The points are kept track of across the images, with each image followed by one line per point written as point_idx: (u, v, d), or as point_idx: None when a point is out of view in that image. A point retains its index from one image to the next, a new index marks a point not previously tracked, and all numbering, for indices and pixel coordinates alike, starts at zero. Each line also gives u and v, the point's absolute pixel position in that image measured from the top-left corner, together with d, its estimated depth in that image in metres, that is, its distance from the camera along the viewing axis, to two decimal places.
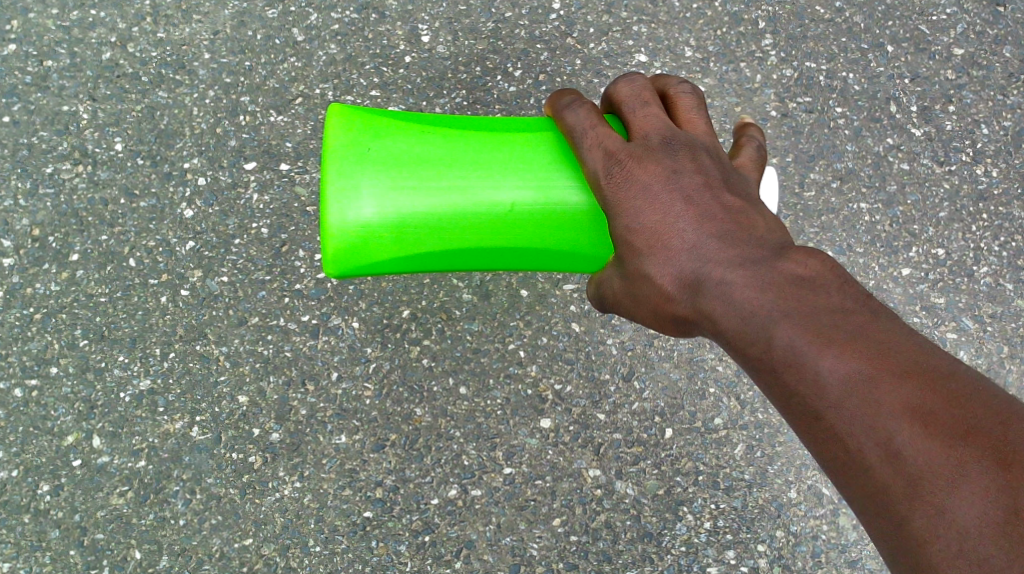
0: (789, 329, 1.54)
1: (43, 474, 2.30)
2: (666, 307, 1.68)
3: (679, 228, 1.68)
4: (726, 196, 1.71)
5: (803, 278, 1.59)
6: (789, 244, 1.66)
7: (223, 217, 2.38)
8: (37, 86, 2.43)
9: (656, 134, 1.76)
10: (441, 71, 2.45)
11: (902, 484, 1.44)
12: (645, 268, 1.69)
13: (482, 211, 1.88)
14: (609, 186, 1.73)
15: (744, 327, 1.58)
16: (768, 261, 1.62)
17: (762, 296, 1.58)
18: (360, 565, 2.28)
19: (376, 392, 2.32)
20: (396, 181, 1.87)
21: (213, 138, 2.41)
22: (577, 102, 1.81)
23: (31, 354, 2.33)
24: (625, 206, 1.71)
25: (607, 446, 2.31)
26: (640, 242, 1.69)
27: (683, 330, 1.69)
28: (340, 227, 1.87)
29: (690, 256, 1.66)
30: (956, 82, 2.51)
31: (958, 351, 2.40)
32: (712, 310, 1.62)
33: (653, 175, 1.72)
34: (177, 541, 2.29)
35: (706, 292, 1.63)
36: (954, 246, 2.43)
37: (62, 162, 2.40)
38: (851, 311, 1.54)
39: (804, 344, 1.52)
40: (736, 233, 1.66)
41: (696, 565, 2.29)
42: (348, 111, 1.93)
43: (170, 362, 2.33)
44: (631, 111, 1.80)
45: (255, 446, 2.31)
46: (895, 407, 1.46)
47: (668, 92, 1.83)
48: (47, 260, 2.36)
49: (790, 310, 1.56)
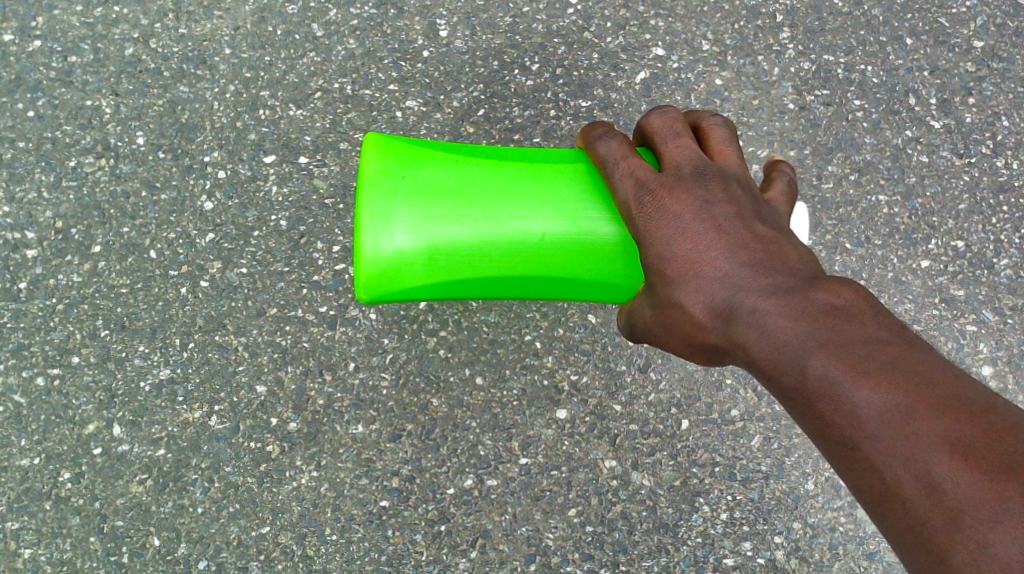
0: (823, 358, 1.53)
1: (65, 462, 2.32)
2: (697, 335, 1.67)
3: (711, 256, 1.67)
4: (758, 225, 1.70)
5: (838, 308, 1.57)
6: (821, 274, 1.65)
7: (242, 209, 2.40)
8: (62, 81, 2.46)
9: (688, 165, 1.76)
10: (459, 65, 2.47)
11: (940, 518, 1.42)
12: (676, 296, 1.68)
13: (513, 241, 1.89)
14: (641, 215, 1.74)
15: (777, 356, 1.57)
16: (801, 290, 1.60)
17: (796, 325, 1.57)
18: (377, 554, 2.30)
19: (393, 382, 2.33)
20: (429, 210, 1.88)
21: (233, 132, 2.43)
22: (609, 133, 1.82)
23: (54, 345, 2.36)
24: (657, 236, 1.71)
25: (623, 437, 2.31)
26: (671, 271, 1.69)
27: (714, 359, 1.68)
28: (372, 254, 1.88)
29: (721, 284, 1.65)
30: (975, 74, 2.49)
31: (977, 343, 2.38)
32: (744, 338, 1.60)
33: (684, 205, 1.71)
34: (195, 529, 2.31)
35: (740, 320, 1.61)
36: (974, 238, 2.42)
37: (85, 156, 2.43)
38: (887, 342, 1.53)
39: (840, 374, 1.51)
40: (768, 262, 1.65)
41: (712, 556, 2.29)
42: (382, 141, 1.94)
43: (189, 352, 2.35)
44: (663, 141, 1.80)
45: (273, 436, 2.32)
46: (933, 440, 1.44)
47: (701, 124, 1.84)
48: (69, 251, 2.39)
49: (824, 340, 1.54)
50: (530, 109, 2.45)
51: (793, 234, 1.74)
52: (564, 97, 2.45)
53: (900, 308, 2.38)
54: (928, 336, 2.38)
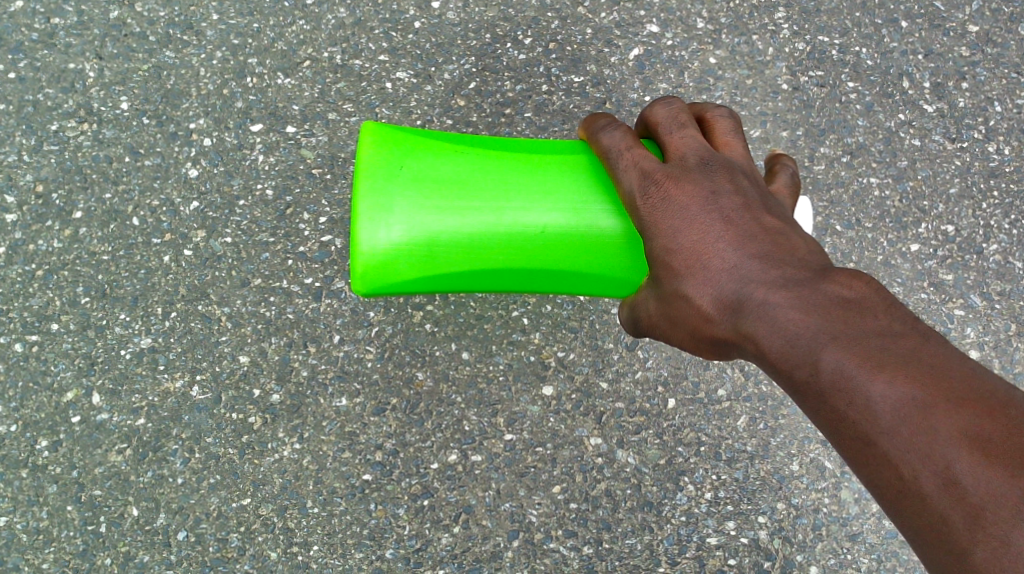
0: (836, 351, 1.52)
1: (42, 429, 2.29)
2: (705, 328, 1.66)
3: (718, 248, 1.67)
4: (766, 217, 1.70)
5: (850, 301, 1.56)
6: (832, 266, 1.63)
7: (227, 177, 2.37)
8: (43, 43, 2.41)
9: (693, 156, 1.76)
10: (452, 36, 2.44)
11: (961, 515, 1.41)
12: (683, 288, 1.68)
13: (514, 233, 1.86)
14: (645, 206, 1.73)
15: (789, 349, 1.55)
16: (812, 282, 1.59)
17: (808, 318, 1.56)
18: (359, 527, 2.27)
19: (378, 355, 2.30)
20: (429, 200, 1.86)
21: (220, 99, 2.40)
22: (613, 125, 1.82)
23: (33, 311, 2.32)
24: (662, 227, 1.71)
25: (609, 415, 2.30)
26: (678, 263, 1.69)
27: (722, 353, 1.66)
28: (371, 246, 1.86)
29: (730, 276, 1.64)
30: (970, 58, 2.49)
31: (964, 328, 2.38)
32: (755, 332, 1.59)
33: (690, 196, 1.71)
34: (175, 499, 2.27)
35: (749, 312, 1.60)
36: (964, 223, 2.41)
37: (67, 120, 2.39)
38: (901, 335, 1.51)
39: (853, 368, 1.50)
40: (777, 254, 1.64)
41: (695, 535, 2.28)
42: (380, 130, 1.92)
43: (171, 321, 2.32)
44: (668, 133, 1.79)
45: (256, 407, 2.29)
46: (951, 435, 1.43)
47: (705, 116, 1.83)
48: (50, 217, 2.35)
49: (837, 333, 1.53)
50: (522, 83, 2.42)
51: (799, 227, 1.74)
52: (557, 72, 2.43)
53: (889, 291, 2.37)
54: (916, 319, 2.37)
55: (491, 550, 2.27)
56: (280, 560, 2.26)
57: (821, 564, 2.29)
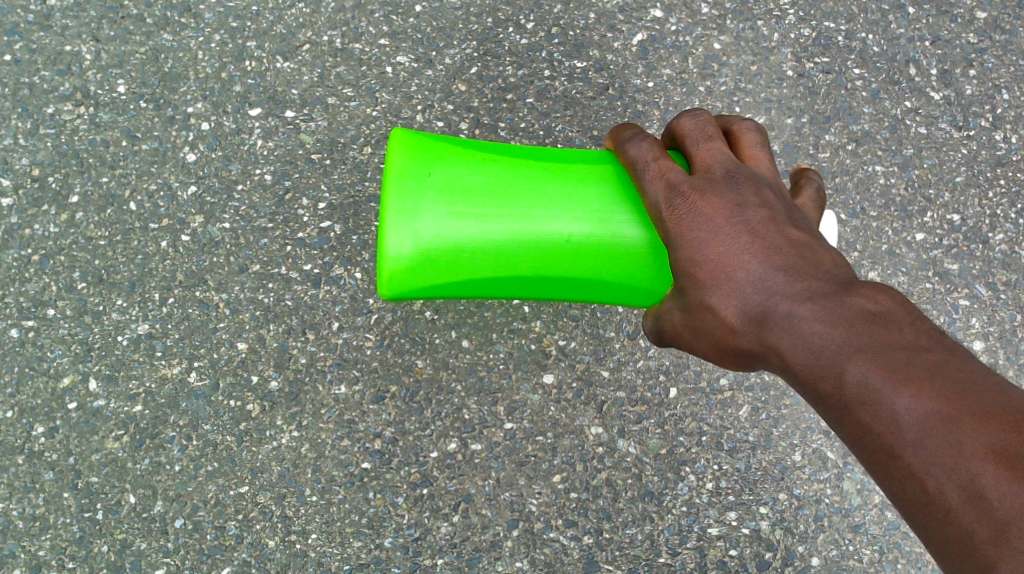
0: (861, 364, 1.50)
1: (38, 416, 2.27)
2: (729, 340, 1.64)
3: (744, 260, 1.65)
4: (791, 229, 1.68)
5: (875, 313, 1.54)
6: (857, 278, 1.62)
7: (226, 162, 2.35)
8: (39, 25, 2.39)
9: (720, 167, 1.74)
10: (453, 21, 2.41)
11: (987, 529, 1.39)
12: (708, 300, 1.66)
13: (540, 241, 1.84)
14: (671, 217, 1.71)
15: (813, 361, 1.54)
16: (837, 294, 1.58)
17: (832, 329, 1.54)
18: (357, 516, 2.25)
19: (377, 343, 2.28)
20: (455, 207, 1.84)
21: (218, 83, 2.37)
22: (639, 135, 1.80)
23: (29, 296, 2.30)
24: (687, 238, 1.69)
25: (610, 404, 2.28)
26: (702, 274, 1.67)
27: (746, 365, 1.65)
28: (396, 252, 1.84)
29: (755, 289, 1.63)
30: (977, 45, 2.46)
31: (970, 318, 2.35)
32: (779, 343, 1.58)
33: (716, 207, 1.69)
34: (173, 487, 2.25)
35: (774, 324, 1.59)
36: (970, 212, 2.38)
37: (64, 103, 2.36)
38: (927, 348, 1.50)
39: (879, 381, 1.48)
40: (802, 266, 1.63)
41: (696, 525, 2.26)
42: (408, 136, 1.90)
43: (169, 307, 2.30)
44: (694, 144, 1.77)
45: (254, 394, 2.27)
46: (977, 449, 1.41)
47: (731, 128, 1.81)
48: (46, 201, 2.33)
49: (863, 346, 1.52)
50: (524, 68, 2.39)
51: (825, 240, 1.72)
52: (559, 57, 2.41)
53: (894, 281, 2.34)
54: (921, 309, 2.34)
55: (491, 539, 2.25)
56: (278, 548, 2.24)
57: (823, 556, 2.27)
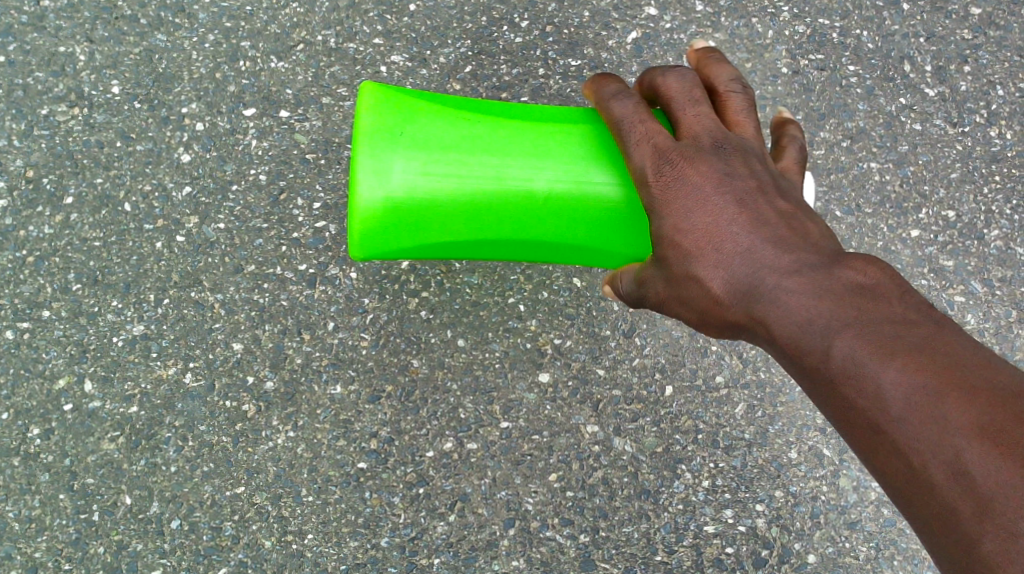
0: (848, 338, 1.49)
1: (34, 418, 2.26)
2: (715, 311, 1.63)
3: (732, 232, 1.63)
4: (780, 201, 1.67)
5: (863, 289, 1.53)
6: (845, 252, 1.60)
7: (220, 162, 2.35)
8: (33, 26, 2.38)
9: (706, 135, 1.72)
10: (447, 20, 2.41)
11: (971, 505, 1.38)
12: (694, 270, 1.65)
13: (514, 199, 1.85)
14: (657, 184, 1.69)
15: (799, 334, 1.53)
16: (825, 268, 1.57)
17: (820, 303, 1.53)
18: (354, 516, 2.25)
19: (373, 342, 2.28)
20: (428, 163, 1.84)
21: (212, 83, 2.37)
22: (624, 94, 1.78)
23: (23, 297, 2.30)
24: (673, 207, 1.67)
25: (606, 402, 2.28)
26: (690, 244, 1.65)
27: (731, 336, 1.64)
28: (369, 210, 1.85)
29: (743, 261, 1.61)
30: (972, 41, 2.46)
31: (965, 314, 2.35)
32: (766, 317, 1.57)
33: (703, 176, 1.67)
34: (169, 488, 2.25)
35: (760, 297, 1.58)
36: (965, 208, 2.38)
37: (58, 104, 2.36)
38: (914, 321, 1.49)
39: (866, 355, 1.47)
40: (790, 240, 1.61)
41: (693, 523, 2.26)
42: (382, 90, 1.89)
43: (164, 308, 2.30)
44: (681, 109, 1.76)
45: (249, 395, 2.27)
46: (962, 424, 1.40)
47: (717, 91, 1.79)
48: (41, 203, 2.33)
49: (850, 320, 1.50)
50: (519, 67, 2.39)
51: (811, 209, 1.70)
52: (553, 55, 2.40)
53: None
54: None
55: (487, 538, 2.24)
56: (274, 548, 2.24)
57: (819, 553, 2.27)
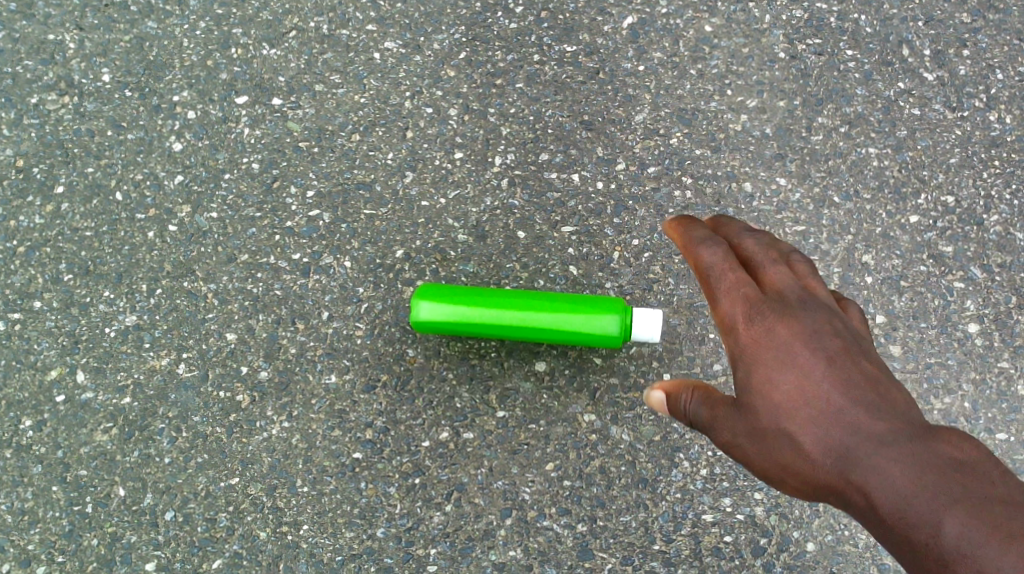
0: (955, 515, 1.53)
1: (26, 409, 2.25)
2: (807, 474, 1.67)
3: (827, 393, 1.67)
4: (866, 361, 1.69)
5: (963, 462, 1.58)
6: (936, 424, 1.65)
7: (213, 151, 2.35)
8: (22, 14, 2.41)
9: (794, 291, 1.74)
10: (440, 6, 2.41)
11: None
12: (794, 440, 1.68)
13: None
14: (749, 343, 1.73)
15: (903, 504, 1.57)
16: (922, 438, 1.61)
17: (916, 474, 1.58)
18: (349, 507, 2.21)
19: (368, 332, 2.27)
20: None
21: (204, 71, 2.39)
22: (714, 239, 1.80)
23: (14, 288, 2.30)
24: (767, 385, 1.70)
25: (603, 390, 2.24)
26: (783, 415, 1.69)
27: (823, 499, 1.67)
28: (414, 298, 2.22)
29: (842, 429, 1.65)
30: (971, 25, 2.42)
31: (965, 300, 2.29)
32: (867, 482, 1.61)
33: (795, 335, 1.70)
34: (162, 479, 2.22)
35: (858, 464, 1.62)
36: (964, 193, 2.34)
37: (48, 93, 2.38)
38: (994, 490, 1.55)
39: (980, 535, 1.51)
40: (882, 407, 1.65)
41: (691, 512, 2.22)
42: None
43: (157, 298, 2.29)
44: (762, 266, 1.77)
45: (243, 385, 2.25)
46: None
47: (786, 252, 1.80)
48: (31, 192, 2.34)
49: (950, 495, 1.55)
50: (513, 53, 2.39)
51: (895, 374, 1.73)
52: (548, 41, 2.40)
53: (887, 264, 2.30)
54: (915, 292, 2.28)
55: (484, 528, 2.21)
56: (269, 540, 2.20)
57: (818, 541, 2.21)
